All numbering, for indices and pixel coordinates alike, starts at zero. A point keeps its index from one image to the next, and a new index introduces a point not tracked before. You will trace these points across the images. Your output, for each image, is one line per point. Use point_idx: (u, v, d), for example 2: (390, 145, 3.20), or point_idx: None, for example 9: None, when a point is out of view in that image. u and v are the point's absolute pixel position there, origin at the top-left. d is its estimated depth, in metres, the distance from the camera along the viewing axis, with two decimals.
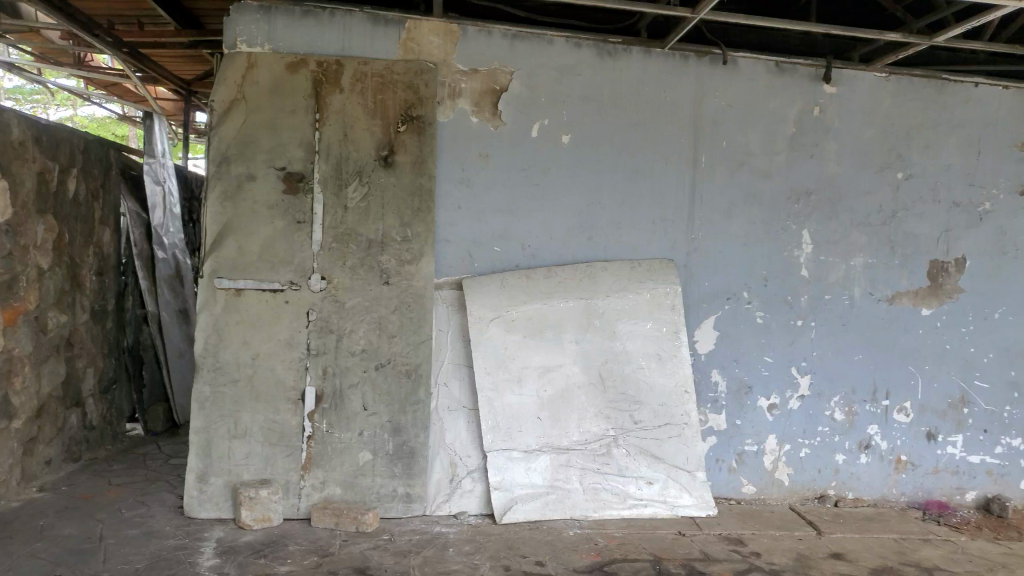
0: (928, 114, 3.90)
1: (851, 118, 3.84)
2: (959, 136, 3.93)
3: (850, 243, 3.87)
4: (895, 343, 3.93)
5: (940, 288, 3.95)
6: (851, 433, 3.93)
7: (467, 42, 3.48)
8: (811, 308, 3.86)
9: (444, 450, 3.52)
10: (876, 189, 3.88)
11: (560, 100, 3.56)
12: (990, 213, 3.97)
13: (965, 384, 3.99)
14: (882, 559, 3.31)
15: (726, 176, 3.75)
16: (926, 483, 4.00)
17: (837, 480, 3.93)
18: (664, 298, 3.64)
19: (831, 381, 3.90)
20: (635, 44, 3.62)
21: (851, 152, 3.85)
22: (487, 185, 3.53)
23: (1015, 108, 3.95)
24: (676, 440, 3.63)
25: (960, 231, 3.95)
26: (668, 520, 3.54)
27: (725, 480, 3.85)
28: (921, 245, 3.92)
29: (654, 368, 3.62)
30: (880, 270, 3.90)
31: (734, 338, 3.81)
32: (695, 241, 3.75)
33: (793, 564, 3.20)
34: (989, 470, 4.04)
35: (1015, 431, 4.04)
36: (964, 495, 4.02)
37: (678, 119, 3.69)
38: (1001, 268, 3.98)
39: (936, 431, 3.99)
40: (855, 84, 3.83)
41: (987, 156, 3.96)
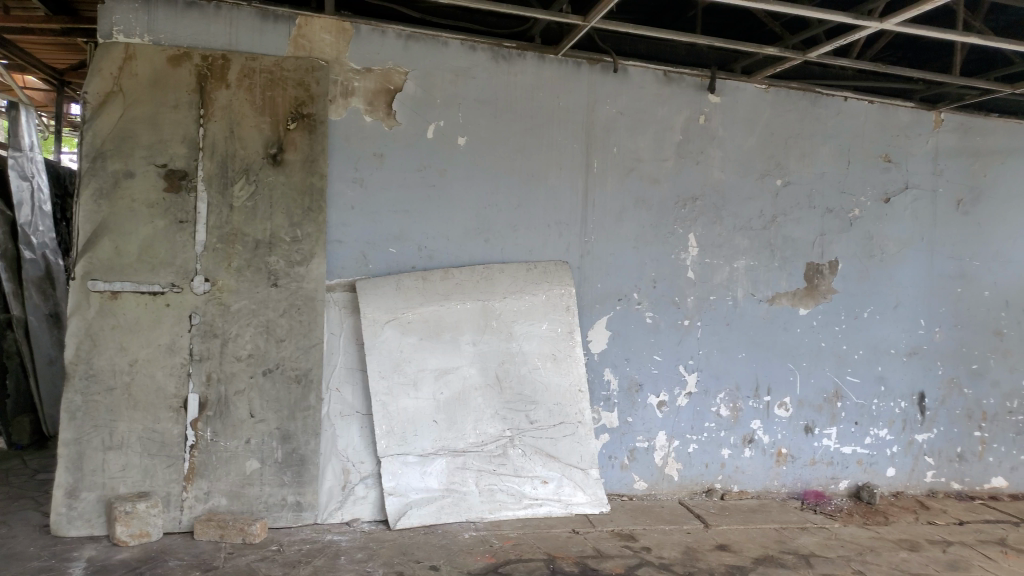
0: (804, 125, 4.13)
1: (734, 127, 4.02)
2: (832, 146, 4.18)
3: (733, 246, 4.05)
4: (775, 342, 4.14)
5: (816, 289, 4.19)
6: (735, 428, 4.11)
7: (360, 41, 3.43)
8: (698, 309, 4.02)
9: (336, 456, 3.44)
10: (757, 196, 4.07)
11: (456, 102, 3.56)
12: (859, 219, 4.24)
13: (838, 379, 4.24)
14: (764, 548, 3.47)
15: (618, 181, 3.85)
16: (804, 475, 4.23)
17: (723, 474, 4.11)
18: (559, 299, 3.71)
19: (716, 378, 4.07)
20: (529, 50, 3.66)
21: (734, 160, 4.02)
22: (381, 186, 3.48)
23: (880, 122, 4.25)
24: (570, 439, 3.69)
25: (833, 236, 4.20)
26: (563, 518, 3.60)
27: (617, 477, 3.94)
28: (798, 249, 4.15)
29: (550, 368, 3.68)
30: (761, 272, 4.10)
31: (626, 338, 3.91)
32: (589, 243, 3.83)
33: (681, 557, 3.31)
34: (859, 460, 4.31)
35: (882, 422, 4.33)
36: (837, 484, 4.28)
37: (572, 124, 3.76)
38: (869, 271, 4.26)
39: (812, 425, 4.22)
40: (737, 95, 4.02)
41: (856, 166, 4.23)
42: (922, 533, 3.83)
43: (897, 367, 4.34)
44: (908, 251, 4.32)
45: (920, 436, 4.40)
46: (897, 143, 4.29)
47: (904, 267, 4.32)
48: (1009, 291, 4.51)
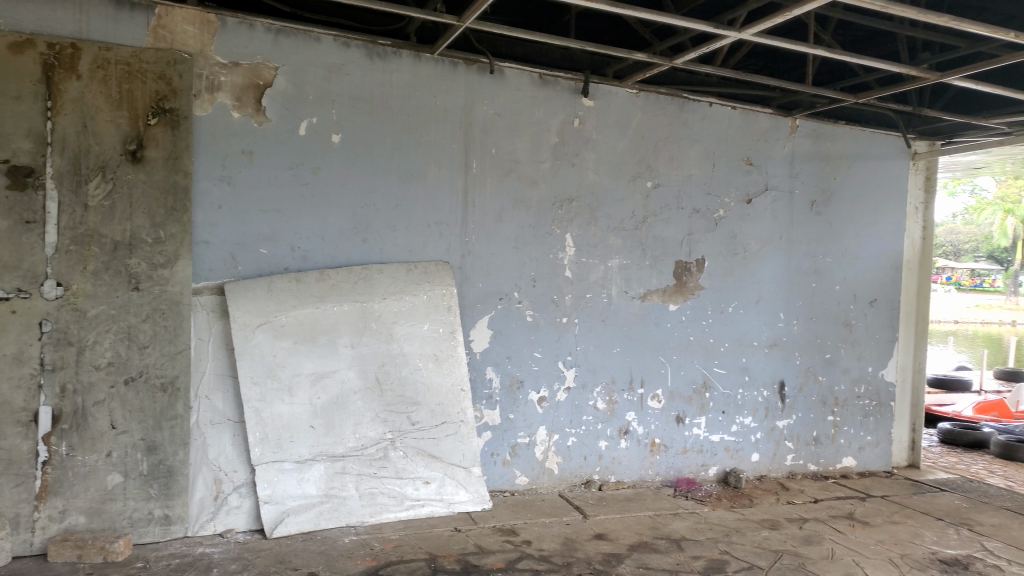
0: (672, 129, 4.32)
1: (606, 130, 4.15)
2: (698, 150, 4.39)
3: (608, 246, 4.19)
4: (648, 337, 4.31)
5: (685, 286, 4.39)
6: (612, 420, 4.24)
7: (226, 34, 3.30)
8: (575, 307, 4.13)
9: (207, 466, 3.31)
10: (629, 197, 4.23)
11: (329, 99, 3.49)
12: (724, 219, 4.48)
13: (706, 371, 4.47)
14: (639, 535, 3.61)
15: (496, 181, 3.89)
16: (676, 463, 4.43)
17: (601, 466, 4.24)
18: (440, 299, 3.72)
19: (593, 373, 4.19)
20: (405, 48, 3.64)
21: (607, 162, 4.16)
22: (251, 184, 3.37)
23: (741, 127, 4.50)
24: (451, 438, 3.71)
25: (700, 235, 4.42)
26: (445, 517, 3.62)
27: (499, 473, 3.99)
28: (667, 248, 4.34)
29: (430, 369, 3.68)
30: (634, 270, 4.26)
31: (506, 336, 3.96)
32: (468, 243, 3.85)
33: (560, 548, 3.39)
34: (727, 447, 4.56)
35: (747, 410, 4.60)
36: (707, 471, 4.51)
37: (449, 124, 3.77)
38: (733, 268, 4.51)
39: (683, 415, 4.43)
40: (609, 99, 4.15)
41: (720, 169, 4.46)
42: (781, 512, 4.10)
43: (759, 358, 4.62)
44: (768, 249, 4.60)
45: (780, 422, 4.70)
46: (757, 147, 4.56)
47: (765, 264, 4.60)
48: (857, 286, 4.89)
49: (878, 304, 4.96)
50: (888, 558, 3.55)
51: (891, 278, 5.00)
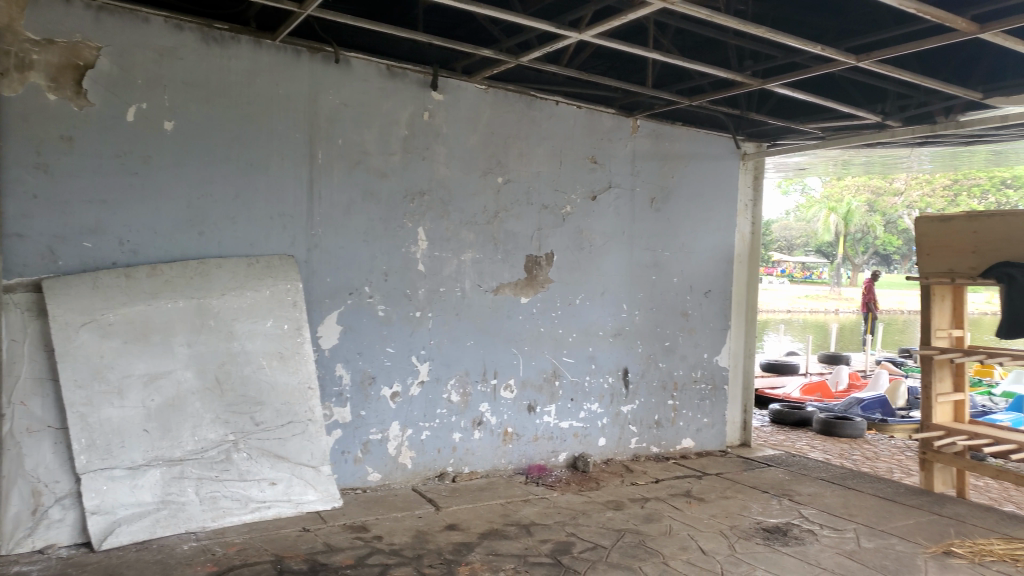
0: (520, 126, 4.41)
1: (456, 125, 4.18)
2: (546, 147, 4.52)
3: (460, 240, 4.22)
4: (500, 329, 4.39)
5: (535, 279, 4.51)
6: (465, 412, 4.29)
7: (40, 9, 3.03)
8: (428, 300, 4.13)
9: (24, 478, 3.04)
10: (480, 191, 4.28)
11: (160, 84, 3.30)
12: (571, 215, 4.64)
13: (556, 360, 4.61)
14: (490, 523, 3.69)
15: (344, 173, 3.83)
16: (528, 450, 4.55)
17: (454, 458, 4.28)
18: (285, 294, 3.62)
19: (447, 366, 4.21)
20: (243, 34, 3.50)
21: (457, 157, 4.19)
22: (72, 173, 3.13)
23: (586, 126, 4.68)
24: (299, 438, 3.64)
25: (549, 230, 4.55)
26: (293, 518, 3.53)
27: (350, 470, 3.94)
28: (518, 242, 4.43)
29: (276, 367, 3.58)
30: (486, 264, 4.32)
31: (356, 332, 3.91)
32: (315, 237, 3.77)
33: (412, 541, 3.40)
34: (576, 433, 4.73)
35: (594, 397, 4.79)
36: (557, 457, 4.66)
37: (293, 114, 3.66)
38: (580, 261, 4.68)
39: (535, 404, 4.55)
40: (458, 94, 4.18)
41: (567, 166, 4.61)
42: (625, 493, 4.31)
43: (606, 347, 4.82)
44: (613, 244, 4.81)
45: (625, 408, 4.94)
46: (602, 146, 4.75)
47: (609, 257, 4.81)
48: (693, 278, 5.21)
49: (712, 295, 5.31)
50: (719, 530, 3.82)
51: (724, 271, 5.37)
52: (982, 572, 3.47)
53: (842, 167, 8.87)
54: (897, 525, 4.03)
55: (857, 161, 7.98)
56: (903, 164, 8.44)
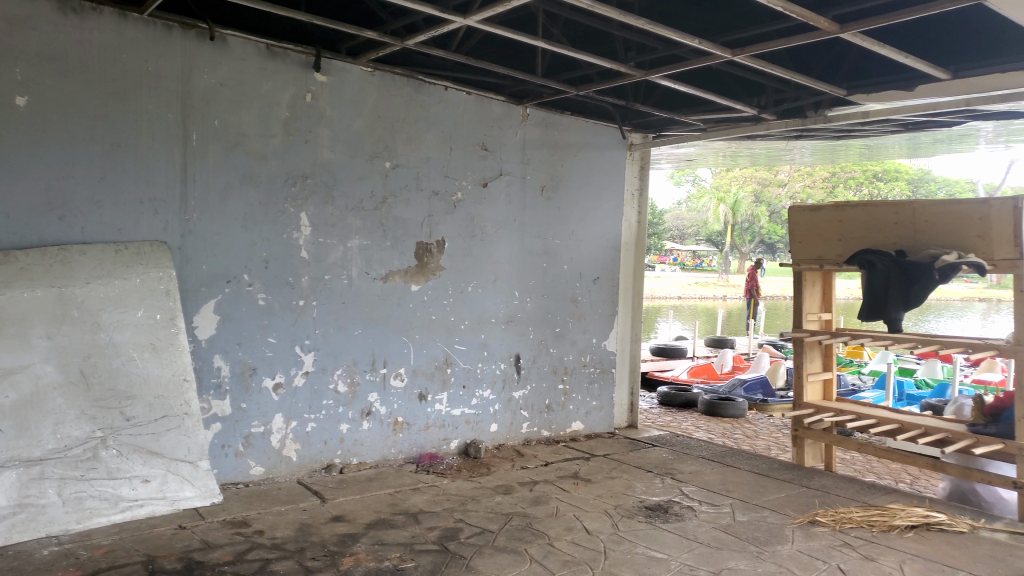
0: (408, 110, 4.36)
1: (341, 108, 4.08)
2: (435, 132, 4.48)
3: (346, 227, 4.13)
4: (389, 317, 4.34)
5: (425, 266, 4.47)
6: (353, 402, 4.22)
7: None
8: (313, 289, 4.03)
9: None
10: (367, 176, 4.20)
11: (10, 56, 3.06)
12: (461, 201, 4.62)
13: (447, 348, 4.60)
14: (377, 513, 3.65)
15: (221, 156, 3.67)
16: (419, 439, 4.52)
17: (342, 449, 4.21)
18: (156, 283, 3.46)
19: (333, 356, 4.13)
20: (106, 5, 3.30)
21: (342, 140, 4.09)
22: None
23: (475, 112, 4.67)
24: (174, 433, 3.48)
25: (439, 216, 4.52)
26: (168, 516, 3.38)
27: (231, 465, 3.80)
28: (407, 229, 4.38)
29: (148, 359, 3.42)
30: (374, 251, 4.25)
31: (235, 322, 3.77)
32: (189, 222, 3.60)
33: (295, 534, 3.32)
34: (467, 420, 4.74)
35: (486, 384, 4.81)
36: (449, 445, 4.66)
37: (163, 93, 3.48)
38: (471, 248, 4.68)
39: (425, 392, 4.52)
40: (343, 77, 4.09)
41: (457, 152, 4.59)
42: (515, 477, 4.36)
43: (497, 333, 4.84)
44: (503, 231, 4.83)
45: (516, 393, 4.98)
46: (492, 133, 4.75)
47: (499, 244, 4.82)
48: (582, 265, 5.31)
49: (601, 281, 5.43)
50: (604, 510, 3.93)
51: (612, 258, 5.49)
52: (843, 538, 3.72)
53: (730, 159, 9.24)
54: (769, 498, 4.26)
55: (742, 153, 8.33)
56: (785, 156, 8.88)
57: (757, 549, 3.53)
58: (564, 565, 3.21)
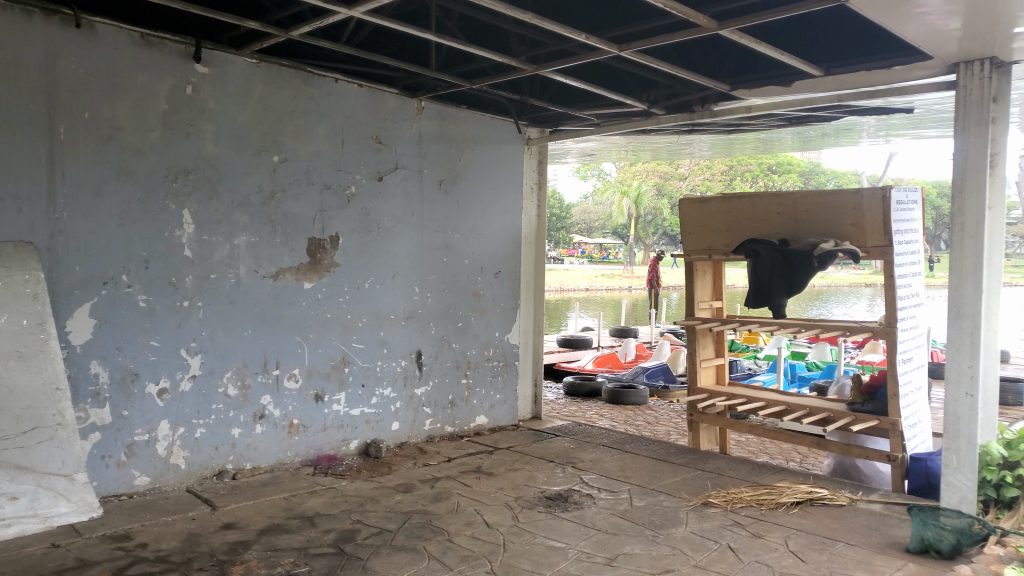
0: (297, 103, 4.24)
1: (225, 100, 3.92)
2: (326, 126, 4.37)
3: (233, 224, 3.98)
4: (282, 317, 4.21)
5: (319, 263, 4.36)
6: (245, 406, 4.08)
7: None
8: (198, 289, 3.86)
9: None
10: (254, 171, 4.06)
11: None
12: (355, 196, 4.53)
13: (344, 347, 4.50)
14: (270, 519, 3.54)
15: (92, 150, 3.47)
16: (316, 441, 4.42)
17: (234, 454, 4.06)
18: (21, 286, 3.24)
19: (222, 358, 3.97)
20: None
21: (226, 134, 3.94)
22: None
23: (368, 105, 4.58)
24: (46, 445, 3.27)
25: (332, 212, 4.41)
26: (40, 534, 3.17)
27: (112, 477, 3.61)
28: (298, 225, 4.26)
29: (14, 368, 3.21)
30: (263, 248, 4.12)
31: (113, 325, 3.57)
32: (58, 221, 3.38)
33: (181, 545, 3.18)
34: (367, 420, 4.66)
35: (386, 382, 4.75)
36: (348, 445, 4.57)
37: (25, 83, 3.26)
38: (367, 244, 4.59)
39: (322, 392, 4.42)
40: (226, 67, 3.93)
41: (350, 146, 4.49)
42: (416, 475, 4.32)
43: (396, 330, 4.78)
44: (400, 226, 4.77)
45: (418, 390, 4.94)
46: (386, 126, 4.68)
47: (396, 239, 4.76)
48: (483, 259, 5.30)
49: (502, 275, 5.44)
50: (505, 502, 3.95)
51: (512, 252, 5.51)
52: (733, 517, 3.86)
53: (632, 153, 9.46)
54: (665, 482, 4.38)
55: (642, 147, 8.54)
56: (685, 150, 9.14)
57: (652, 532, 3.63)
58: (462, 560, 3.20)
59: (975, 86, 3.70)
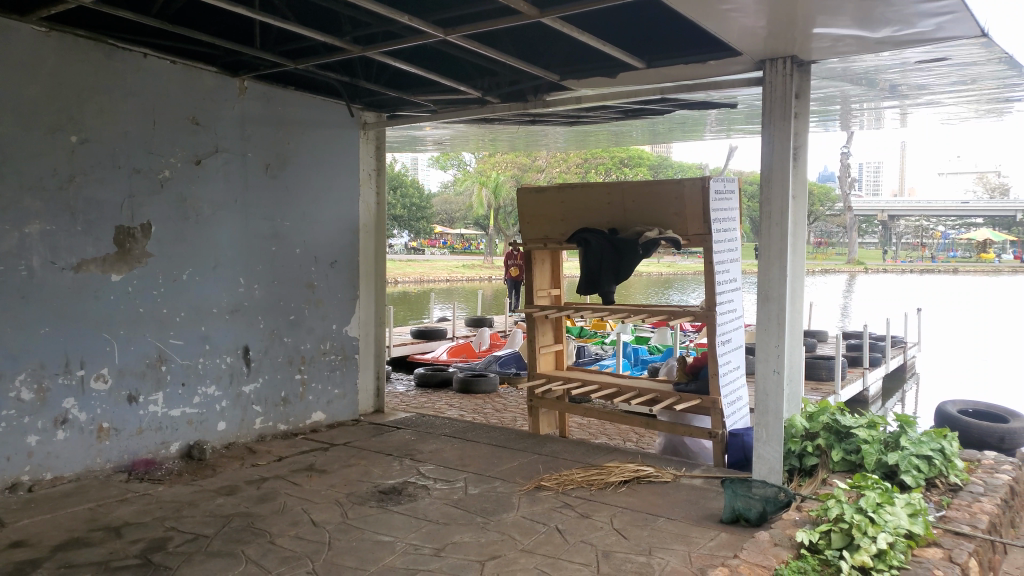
0: (99, 79, 3.89)
1: (9, 73, 3.54)
2: (134, 104, 4.05)
3: (23, 210, 3.61)
4: (85, 312, 3.86)
5: (128, 253, 4.04)
6: (42, 411, 3.71)
7: None
8: None
9: None
10: (48, 152, 3.69)
11: None
12: (170, 181, 4.23)
13: (160, 343, 4.20)
14: (69, 533, 3.24)
15: None
16: (130, 446, 4.10)
17: (31, 464, 3.69)
18: None
19: (13, 359, 3.59)
20: None
21: (11, 109, 3.54)
22: None
23: (184, 83, 4.28)
24: None
25: (143, 198, 4.10)
26: None
27: None
28: (103, 212, 3.92)
29: None
30: (61, 237, 3.76)
31: None
32: None
33: None
34: (189, 420, 4.38)
35: (210, 379, 4.48)
36: (168, 449, 4.28)
37: None
38: (185, 233, 4.31)
39: (136, 393, 4.10)
40: (10, 37, 3.54)
41: (163, 127, 4.19)
42: (242, 475, 4.11)
43: (220, 325, 4.52)
44: (222, 213, 4.51)
45: (246, 387, 4.70)
46: (204, 106, 4.40)
47: (219, 228, 4.49)
48: (316, 248, 5.12)
49: (338, 265, 5.28)
50: (335, 499, 3.83)
51: (349, 241, 5.36)
52: (563, 499, 3.94)
53: (487, 144, 9.52)
54: (501, 469, 4.41)
55: (494, 137, 8.59)
56: (539, 141, 9.29)
57: (482, 519, 3.63)
58: (282, 561, 3.07)
59: (779, 83, 3.95)
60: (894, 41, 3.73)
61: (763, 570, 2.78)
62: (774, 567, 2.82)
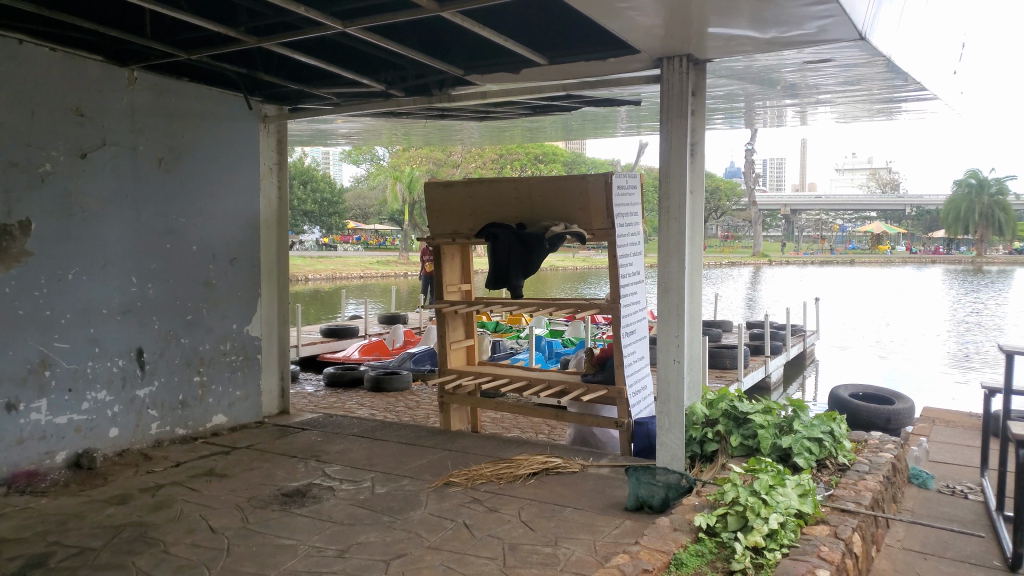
0: None
1: None
2: (9, 93, 3.79)
3: None
4: None
5: (5, 252, 3.78)
6: None
7: None
8: None
9: None
10: None
11: None
12: (52, 175, 3.98)
13: (43, 348, 3.96)
14: None
15: None
16: (10, 457, 3.84)
17: None
18: None
19: None
20: None
21: None
22: None
23: (65, 72, 4.04)
24: None
25: (20, 193, 3.84)
26: None
27: None
28: None
29: None
30: None
31: None
32: None
33: None
34: (77, 428, 4.15)
35: (99, 384, 4.25)
36: (54, 459, 4.04)
37: None
38: (69, 230, 4.07)
39: (16, 401, 3.85)
40: None
41: (42, 118, 3.94)
42: (136, 484, 3.93)
43: (110, 327, 4.30)
44: (111, 209, 4.28)
45: (140, 391, 4.49)
46: (88, 97, 4.17)
47: (106, 225, 4.27)
48: (214, 245, 4.93)
49: (238, 262, 5.11)
50: (235, 504, 3.70)
51: (249, 237, 5.19)
52: (471, 494, 3.94)
53: (399, 138, 9.41)
54: (410, 467, 4.37)
55: (405, 131, 8.49)
56: (451, 136, 9.25)
57: (389, 518, 3.59)
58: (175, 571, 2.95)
59: (676, 80, 4.05)
60: (783, 42, 3.88)
61: (663, 555, 2.85)
62: (673, 552, 2.90)
